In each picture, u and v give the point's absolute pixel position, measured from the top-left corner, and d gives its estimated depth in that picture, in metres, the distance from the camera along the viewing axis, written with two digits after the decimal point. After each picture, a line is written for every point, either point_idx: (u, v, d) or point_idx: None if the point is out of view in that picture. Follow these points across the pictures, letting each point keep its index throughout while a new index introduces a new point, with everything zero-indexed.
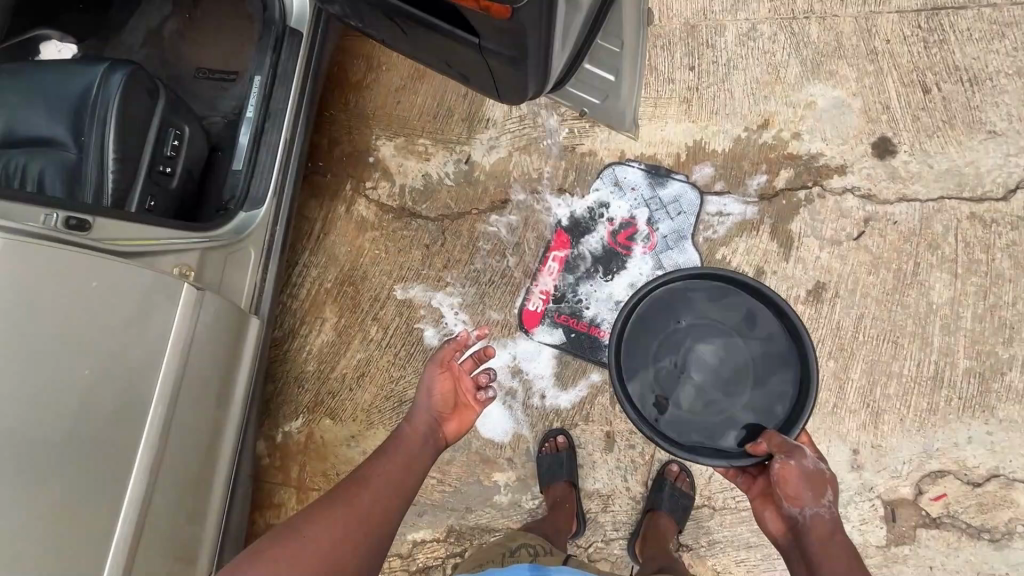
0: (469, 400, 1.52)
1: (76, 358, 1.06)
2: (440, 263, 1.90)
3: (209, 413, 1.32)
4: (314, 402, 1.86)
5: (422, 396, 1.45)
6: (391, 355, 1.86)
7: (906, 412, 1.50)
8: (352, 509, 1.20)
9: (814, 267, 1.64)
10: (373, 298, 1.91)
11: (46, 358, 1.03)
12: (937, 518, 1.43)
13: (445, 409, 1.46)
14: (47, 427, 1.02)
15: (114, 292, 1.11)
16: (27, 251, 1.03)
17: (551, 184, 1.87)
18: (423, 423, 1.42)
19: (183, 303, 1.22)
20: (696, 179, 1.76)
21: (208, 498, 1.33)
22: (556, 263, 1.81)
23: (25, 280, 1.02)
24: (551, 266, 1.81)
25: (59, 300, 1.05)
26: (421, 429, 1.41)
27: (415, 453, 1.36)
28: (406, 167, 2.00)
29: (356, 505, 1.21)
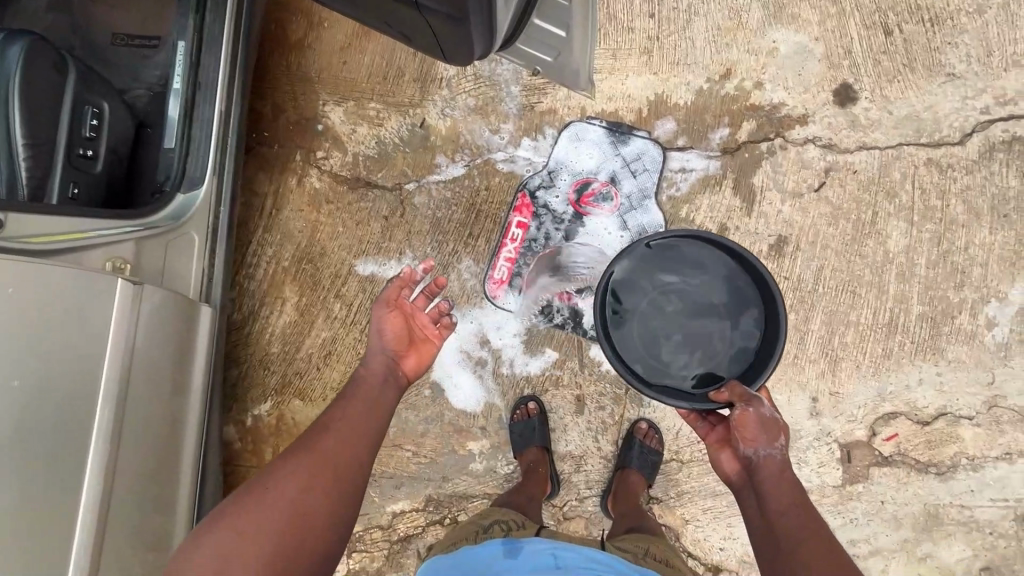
0: (427, 333, 1.51)
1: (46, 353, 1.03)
2: (401, 235, 1.84)
3: (169, 402, 1.29)
4: (281, 384, 1.83)
5: (375, 337, 1.44)
6: (358, 332, 1.82)
7: (862, 359, 1.55)
8: (314, 456, 1.20)
9: (776, 221, 1.64)
10: (334, 274, 1.85)
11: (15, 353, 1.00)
12: (889, 456, 1.50)
13: (399, 345, 1.45)
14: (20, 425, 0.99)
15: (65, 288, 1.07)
16: None
17: (511, 147, 1.80)
18: (380, 364, 1.40)
19: (125, 296, 1.16)
20: (658, 135, 1.71)
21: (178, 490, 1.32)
22: (520, 229, 1.76)
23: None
24: (515, 232, 1.77)
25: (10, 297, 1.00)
26: (377, 369, 1.40)
27: (376, 394, 1.35)
28: (357, 134, 1.90)
29: (318, 453, 1.21)
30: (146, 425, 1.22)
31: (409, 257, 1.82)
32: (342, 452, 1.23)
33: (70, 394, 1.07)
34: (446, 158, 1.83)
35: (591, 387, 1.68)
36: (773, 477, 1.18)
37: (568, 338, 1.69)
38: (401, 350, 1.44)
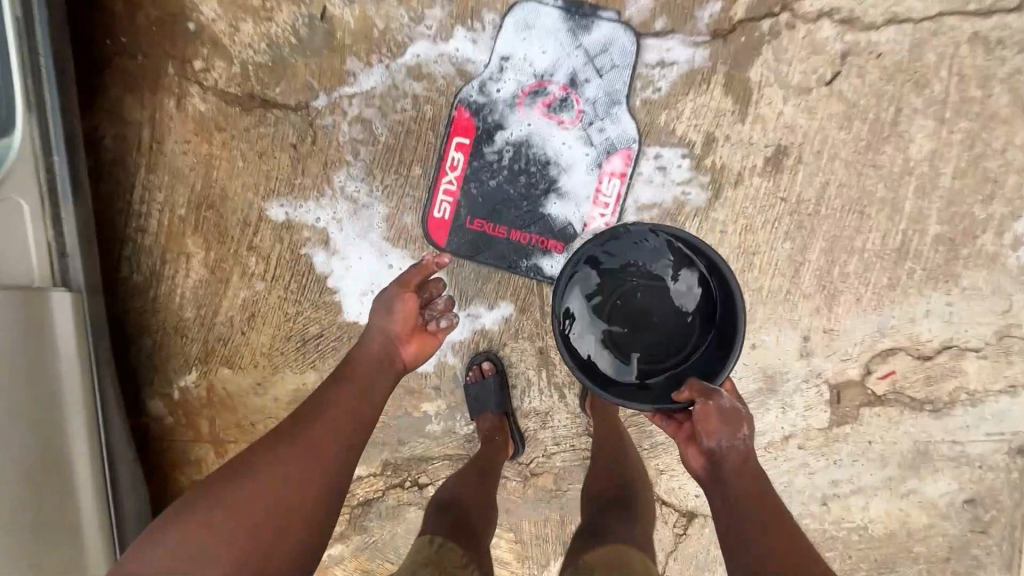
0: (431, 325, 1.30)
1: None
2: (316, 167, 1.48)
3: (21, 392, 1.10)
4: (204, 352, 1.59)
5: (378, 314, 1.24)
6: (281, 289, 1.54)
7: (864, 291, 1.34)
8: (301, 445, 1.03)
9: (776, 126, 1.32)
10: (243, 221, 1.53)
11: None
12: (882, 395, 1.36)
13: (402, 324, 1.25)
14: None
15: None
16: None
17: (442, 43, 1.39)
18: (377, 339, 1.22)
19: None
20: (628, 17, 1.33)
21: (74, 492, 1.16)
22: (462, 153, 1.42)
23: None
24: (456, 157, 1.43)
25: None
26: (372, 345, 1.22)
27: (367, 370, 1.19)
28: (242, 34, 1.45)
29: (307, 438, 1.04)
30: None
31: (329, 194, 1.49)
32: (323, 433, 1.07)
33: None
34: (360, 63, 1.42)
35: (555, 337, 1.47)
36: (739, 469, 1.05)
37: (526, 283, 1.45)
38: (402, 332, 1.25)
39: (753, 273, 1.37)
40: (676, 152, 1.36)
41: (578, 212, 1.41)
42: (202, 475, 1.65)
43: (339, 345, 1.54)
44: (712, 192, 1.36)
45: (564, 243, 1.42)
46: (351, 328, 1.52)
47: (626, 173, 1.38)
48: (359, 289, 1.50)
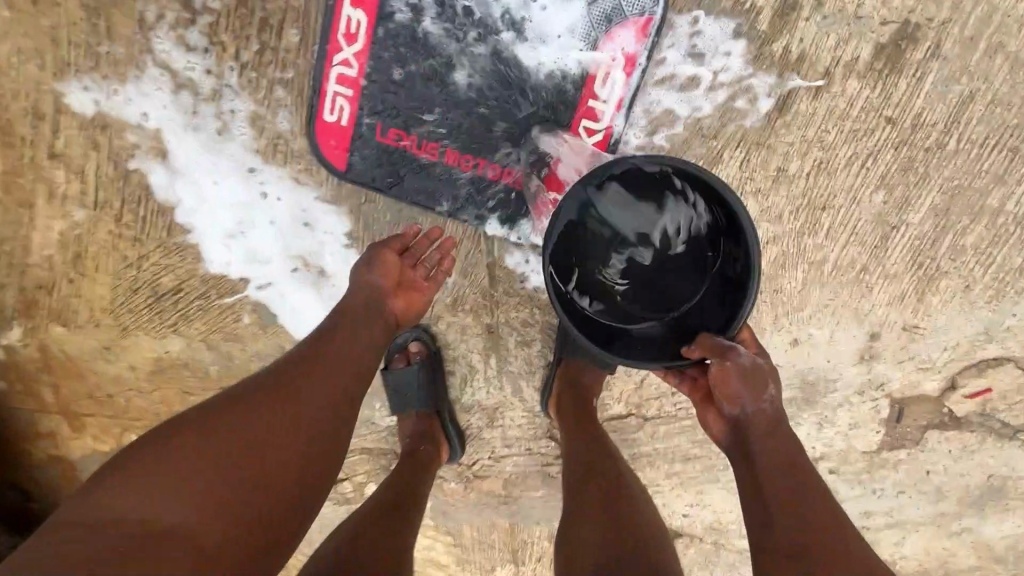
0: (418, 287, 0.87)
1: None
2: (133, 25, 0.91)
3: None
4: (20, 302, 1.13)
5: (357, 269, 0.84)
6: (112, 220, 1.04)
7: (980, 277, 0.88)
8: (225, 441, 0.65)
9: None
10: (33, 112, 0.98)
11: None
12: (962, 417, 0.97)
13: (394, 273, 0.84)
14: None
15: None
16: None
17: None
18: (370, 285, 0.81)
19: None
20: None
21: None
22: (364, 10, 0.84)
23: None
24: (355, 18, 0.85)
25: None
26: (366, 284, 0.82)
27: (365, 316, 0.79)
28: None
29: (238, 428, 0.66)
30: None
31: (157, 72, 0.92)
32: (300, 404, 0.70)
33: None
34: None
35: (511, 312, 1.02)
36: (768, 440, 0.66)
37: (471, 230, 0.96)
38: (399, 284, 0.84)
39: (816, 239, 0.89)
40: (725, 22, 0.81)
41: (554, 124, 0.87)
42: (58, 451, 1.29)
43: (206, 304, 1.08)
44: (776, 103, 0.82)
45: (530, 175, 0.90)
46: (220, 283, 1.05)
47: (637, 60, 0.83)
48: (222, 228, 1.00)
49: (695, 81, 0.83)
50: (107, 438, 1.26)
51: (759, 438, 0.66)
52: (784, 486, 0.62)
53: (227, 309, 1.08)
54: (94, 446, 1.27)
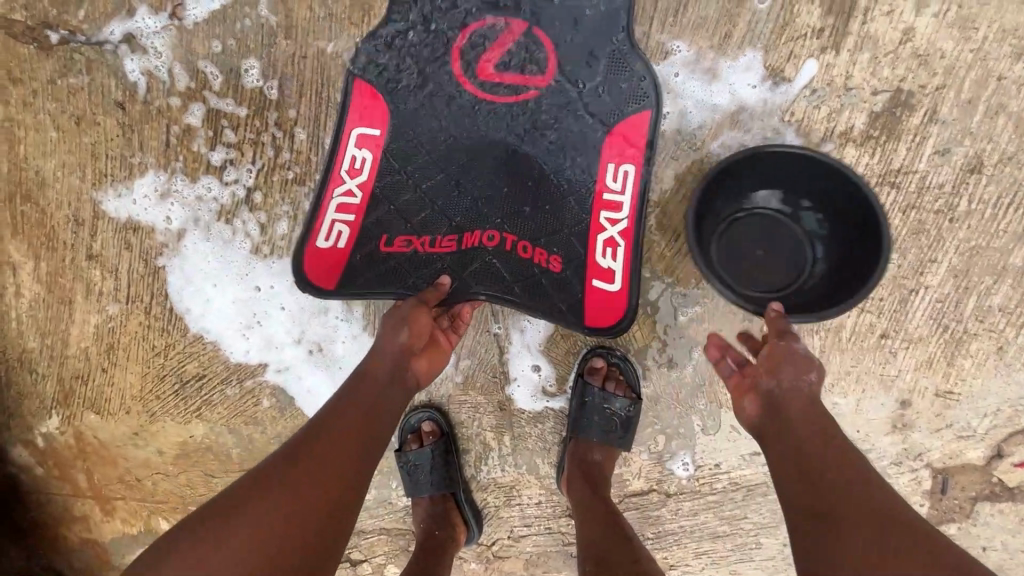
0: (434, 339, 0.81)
1: None
2: (163, 139, 1.00)
3: None
4: (62, 392, 1.20)
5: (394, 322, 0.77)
6: (142, 313, 1.10)
7: (1012, 336, 0.84)
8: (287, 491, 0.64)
9: (891, 61, 0.78)
10: (73, 219, 1.06)
11: None
12: (1015, 487, 0.90)
13: (420, 335, 0.78)
14: None
15: None
16: None
17: None
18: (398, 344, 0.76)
19: None
20: None
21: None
22: (371, 149, 0.88)
23: None
24: (360, 156, 0.88)
25: None
26: (392, 342, 0.76)
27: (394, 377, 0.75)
28: None
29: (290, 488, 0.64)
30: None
31: (184, 182, 1.01)
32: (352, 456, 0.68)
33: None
34: None
35: (520, 387, 1.02)
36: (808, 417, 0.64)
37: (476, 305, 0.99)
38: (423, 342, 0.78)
39: None
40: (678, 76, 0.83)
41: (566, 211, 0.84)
42: (90, 535, 1.32)
43: (227, 389, 1.12)
44: (772, 177, 0.83)
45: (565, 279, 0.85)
46: (240, 369, 1.10)
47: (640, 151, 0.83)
48: (238, 322, 1.08)
49: (689, 165, 0.84)
50: (136, 520, 1.29)
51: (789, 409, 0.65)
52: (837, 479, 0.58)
53: (248, 394, 1.11)
54: (123, 528, 1.30)
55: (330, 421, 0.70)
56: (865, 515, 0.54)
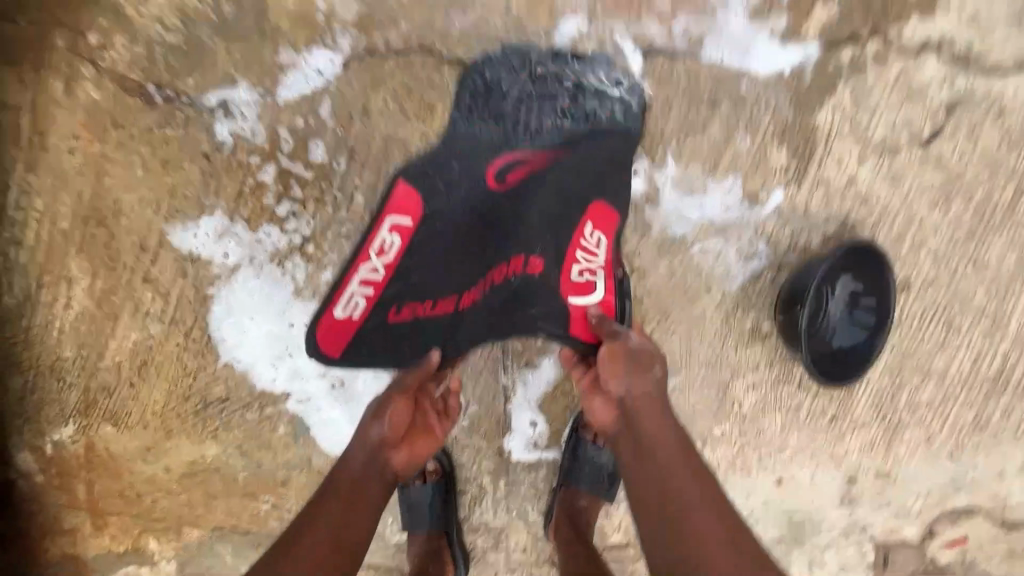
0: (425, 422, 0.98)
1: None
2: (237, 187, 1.16)
3: None
4: (85, 402, 1.27)
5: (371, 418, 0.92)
6: (182, 336, 1.21)
7: (939, 430, 1.00)
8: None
9: (843, 197, 0.99)
10: (138, 246, 1.20)
11: None
12: (944, 565, 1.04)
13: (394, 427, 0.92)
14: None
15: None
16: None
17: (405, 43, 1.08)
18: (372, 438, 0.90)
19: None
20: (650, 38, 0.99)
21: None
22: (400, 235, 0.97)
23: None
24: (391, 239, 0.97)
25: None
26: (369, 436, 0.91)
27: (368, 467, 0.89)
28: (150, 4, 1.12)
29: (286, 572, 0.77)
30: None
31: (246, 225, 1.17)
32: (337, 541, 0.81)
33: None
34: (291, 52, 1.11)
35: (516, 437, 1.14)
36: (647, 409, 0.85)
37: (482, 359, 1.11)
38: (398, 431, 0.92)
39: (790, 388, 1.02)
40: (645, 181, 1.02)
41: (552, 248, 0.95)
42: (75, 549, 1.34)
43: (247, 414, 1.21)
44: (746, 278, 1.02)
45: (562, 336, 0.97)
46: (264, 396, 1.20)
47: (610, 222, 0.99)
48: (270, 352, 1.19)
49: (681, 260, 1.02)
50: (125, 538, 1.32)
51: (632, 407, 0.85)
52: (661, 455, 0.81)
53: (266, 420, 1.21)
54: (110, 545, 1.33)
55: (319, 512, 0.84)
56: (675, 475, 0.79)
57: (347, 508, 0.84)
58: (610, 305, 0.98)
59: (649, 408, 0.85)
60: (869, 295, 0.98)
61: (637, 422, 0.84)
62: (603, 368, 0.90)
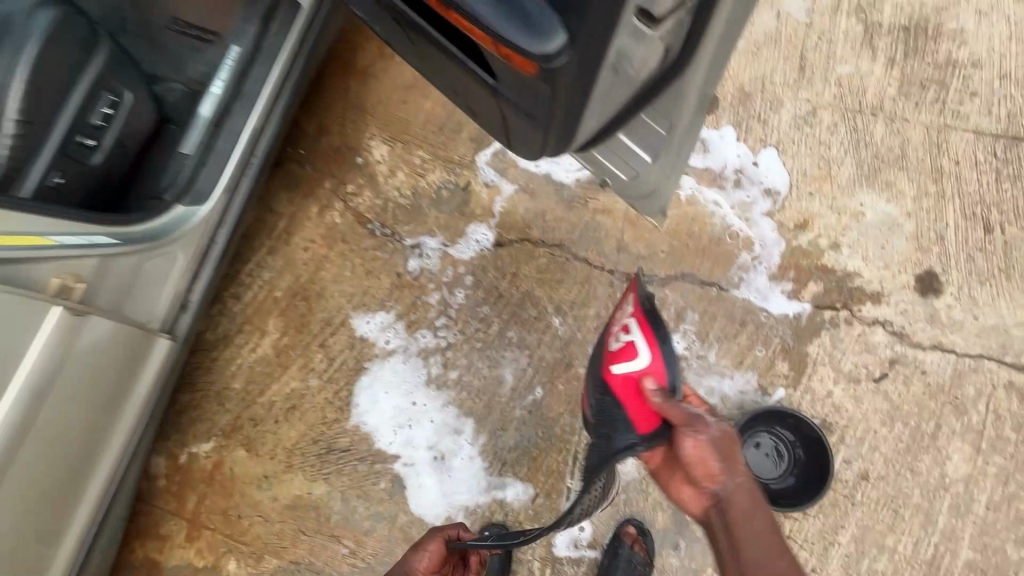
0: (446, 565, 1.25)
1: None
2: (410, 299, 1.68)
3: (71, 451, 1.12)
4: (231, 426, 1.61)
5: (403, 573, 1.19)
6: (331, 392, 1.61)
7: None
8: None
9: (824, 403, 1.47)
10: (326, 321, 1.67)
11: None
12: None
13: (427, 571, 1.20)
14: None
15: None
16: None
17: (550, 238, 1.68)
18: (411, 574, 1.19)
19: (60, 328, 1.01)
20: (707, 277, 1.58)
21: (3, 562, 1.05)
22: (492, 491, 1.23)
23: None
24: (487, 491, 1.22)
25: None
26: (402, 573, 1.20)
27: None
28: (396, 179, 1.78)
29: None
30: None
31: (409, 325, 1.65)
32: None
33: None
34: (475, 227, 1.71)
35: (566, 532, 1.46)
36: (748, 509, 0.98)
37: (563, 444, 1.52)
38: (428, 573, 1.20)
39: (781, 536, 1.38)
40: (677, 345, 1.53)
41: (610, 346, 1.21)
42: (158, 555, 1.54)
43: (360, 465, 1.54)
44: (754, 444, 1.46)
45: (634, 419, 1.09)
46: (378, 454, 1.54)
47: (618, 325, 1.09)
48: (394, 421, 1.57)
49: None
50: (209, 554, 1.53)
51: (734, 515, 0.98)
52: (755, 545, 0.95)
53: (373, 473, 1.53)
54: (191, 559, 1.53)
55: None
56: (780, 548, 0.95)
57: None
58: (650, 336, 0.95)
59: (744, 501, 0.99)
60: (802, 446, 1.45)
61: (733, 510, 0.98)
62: (705, 460, 0.98)
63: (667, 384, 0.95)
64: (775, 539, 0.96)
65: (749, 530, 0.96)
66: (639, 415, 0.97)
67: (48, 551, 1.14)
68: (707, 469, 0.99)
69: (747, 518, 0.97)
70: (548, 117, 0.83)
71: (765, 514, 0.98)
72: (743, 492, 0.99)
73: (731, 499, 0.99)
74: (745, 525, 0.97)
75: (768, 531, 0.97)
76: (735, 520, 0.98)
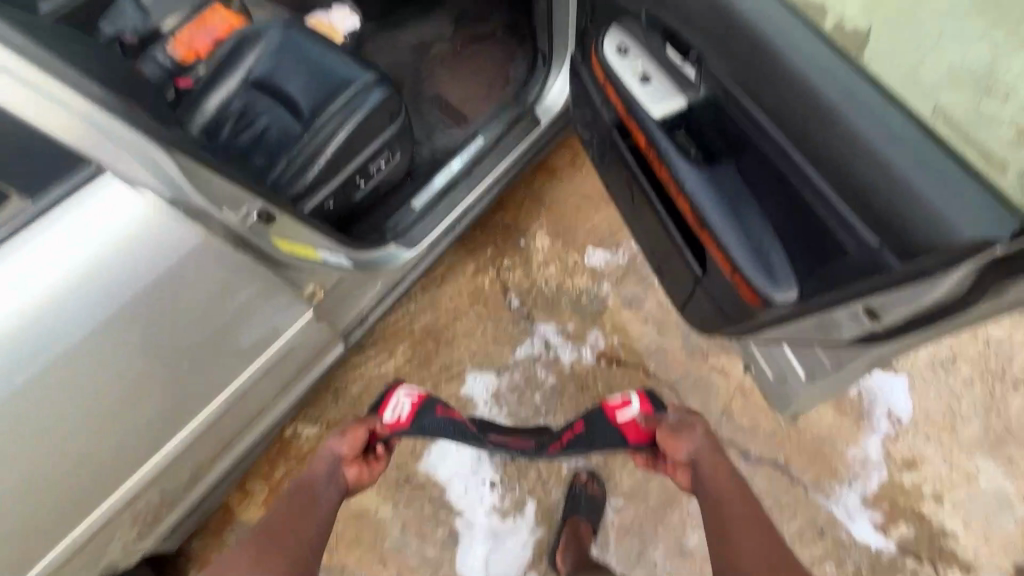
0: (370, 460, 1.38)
1: (197, 344, 1.07)
2: (522, 378, 1.85)
3: (252, 397, 1.40)
4: (335, 421, 1.82)
5: (330, 451, 1.32)
6: None
7: None
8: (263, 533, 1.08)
9: None
10: (446, 366, 1.88)
11: (197, 342, 1.07)
12: None
13: (349, 455, 1.33)
14: (168, 409, 1.13)
15: (271, 291, 1.16)
16: (230, 258, 0.99)
17: (663, 375, 1.81)
18: (332, 456, 1.31)
19: (303, 315, 1.31)
20: (799, 473, 1.63)
21: (182, 465, 1.35)
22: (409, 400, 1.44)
23: (210, 285, 0.99)
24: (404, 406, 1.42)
25: (236, 306, 1.09)
26: (327, 460, 1.31)
27: (327, 475, 1.27)
28: (546, 270, 2.01)
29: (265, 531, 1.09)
30: (151, 418, 1.10)
31: (513, 399, 1.83)
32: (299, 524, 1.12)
33: (66, 365, 0.84)
34: (599, 337, 1.88)
35: None
36: (708, 460, 1.19)
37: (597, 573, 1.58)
38: (351, 455, 1.33)
39: None
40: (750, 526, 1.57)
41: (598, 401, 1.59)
42: (234, 506, 1.73)
43: (426, 506, 1.67)
44: None
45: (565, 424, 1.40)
46: (444, 503, 1.67)
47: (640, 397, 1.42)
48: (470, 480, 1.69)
49: None
50: None
51: (701, 465, 1.18)
52: (731, 502, 1.08)
53: (435, 518, 1.65)
54: None
55: (271, 516, 1.13)
56: (754, 516, 1.04)
57: (283, 509, 1.14)
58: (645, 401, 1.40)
59: (705, 455, 1.20)
60: None
61: (701, 465, 1.18)
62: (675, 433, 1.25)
63: (650, 409, 1.38)
64: (743, 490, 1.11)
65: (721, 476, 1.14)
66: (631, 435, 1.34)
67: (207, 465, 1.46)
68: (670, 447, 1.24)
69: (722, 477, 1.14)
70: (737, 323, 1.00)
71: (730, 474, 1.15)
72: (702, 447, 1.20)
73: (699, 458, 1.20)
74: (708, 474, 1.15)
75: (733, 484, 1.13)
76: (699, 463, 1.19)
